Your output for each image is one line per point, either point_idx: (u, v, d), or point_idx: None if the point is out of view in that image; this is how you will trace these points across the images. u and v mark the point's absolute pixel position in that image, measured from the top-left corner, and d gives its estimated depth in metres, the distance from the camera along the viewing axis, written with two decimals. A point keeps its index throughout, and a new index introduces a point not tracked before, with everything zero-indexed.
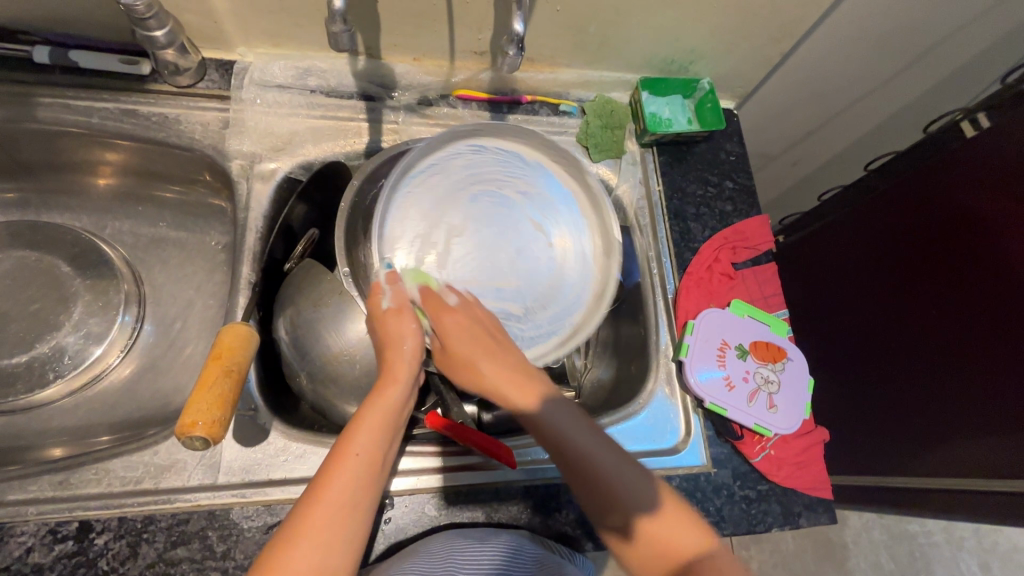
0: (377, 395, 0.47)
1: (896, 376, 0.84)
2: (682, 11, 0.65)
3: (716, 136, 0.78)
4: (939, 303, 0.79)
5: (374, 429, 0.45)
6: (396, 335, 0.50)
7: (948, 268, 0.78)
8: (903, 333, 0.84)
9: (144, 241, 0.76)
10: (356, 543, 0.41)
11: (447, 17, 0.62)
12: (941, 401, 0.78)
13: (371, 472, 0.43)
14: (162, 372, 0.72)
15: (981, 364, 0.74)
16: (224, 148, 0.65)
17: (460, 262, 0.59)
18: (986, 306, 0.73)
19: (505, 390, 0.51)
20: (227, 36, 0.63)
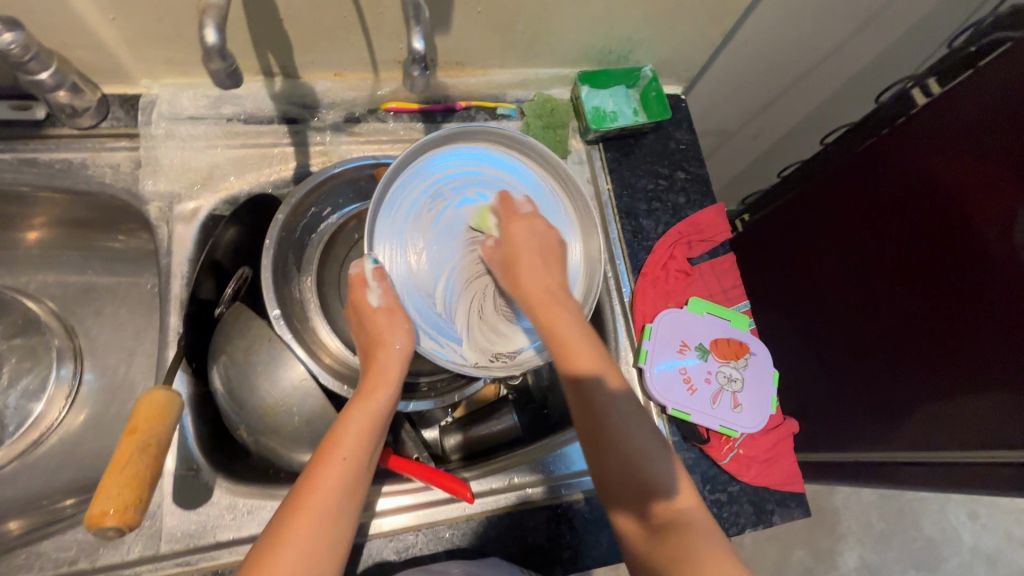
0: (366, 397, 0.50)
1: (876, 351, 0.82)
2: (611, 1, 0.61)
3: (664, 125, 0.75)
4: (912, 272, 0.77)
5: (361, 430, 0.48)
6: (387, 335, 0.52)
7: (918, 237, 0.76)
8: (878, 306, 0.81)
9: (74, 292, 0.72)
10: (342, 539, 0.45)
11: (360, 29, 0.58)
12: (924, 373, 0.76)
13: (357, 472, 0.47)
14: (108, 428, 0.69)
15: (961, 330, 0.72)
16: (138, 190, 0.61)
17: (449, 265, 0.56)
18: (962, 272, 0.71)
19: (573, 348, 0.50)
20: (126, 69, 0.59)
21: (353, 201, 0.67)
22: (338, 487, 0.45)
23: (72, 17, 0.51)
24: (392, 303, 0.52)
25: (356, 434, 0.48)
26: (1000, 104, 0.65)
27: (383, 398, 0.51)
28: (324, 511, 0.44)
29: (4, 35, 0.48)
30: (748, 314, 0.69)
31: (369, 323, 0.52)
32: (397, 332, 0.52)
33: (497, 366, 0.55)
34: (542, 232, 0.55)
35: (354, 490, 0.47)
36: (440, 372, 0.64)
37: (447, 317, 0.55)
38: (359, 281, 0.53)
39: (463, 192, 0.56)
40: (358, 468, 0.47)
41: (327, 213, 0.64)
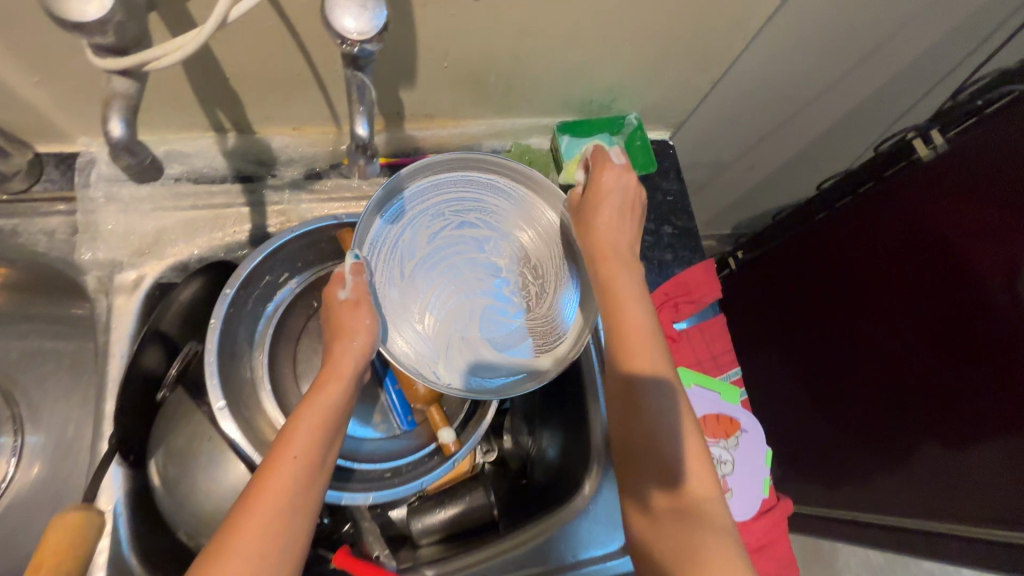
0: (319, 394, 0.45)
1: (878, 403, 0.79)
2: (590, 52, 0.57)
3: (650, 175, 0.70)
4: (912, 326, 0.73)
5: (314, 430, 0.43)
6: (347, 328, 0.48)
7: (919, 291, 0.71)
8: (879, 358, 0.78)
9: (16, 356, 0.67)
10: (294, 552, 0.39)
11: (316, 85, 0.54)
12: (925, 432, 0.72)
13: (308, 478, 0.41)
14: (51, 505, 0.64)
15: (963, 393, 0.68)
16: (76, 259, 0.56)
17: (438, 282, 0.54)
18: (964, 332, 0.67)
19: (625, 307, 0.47)
20: (60, 128, 0.54)
21: (311, 266, 0.61)
22: (287, 498, 0.39)
23: None
24: (359, 296, 0.49)
25: (308, 433, 0.43)
26: (1012, 163, 0.60)
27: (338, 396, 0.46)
28: (270, 518, 0.38)
29: None
30: (737, 384, 0.65)
31: (333, 317, 0.48)
32: (359, 319, 0.48)
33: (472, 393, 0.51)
34: (630, 186, 0.54)
35: (306, 497, 0.41)
36: (406, 456, 0.59)
37: (433, 333, 0.52)
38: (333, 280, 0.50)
39: (456, 208, 0.55)
40: (312, 473, 0.42)
41: (284, 279, 0.59)
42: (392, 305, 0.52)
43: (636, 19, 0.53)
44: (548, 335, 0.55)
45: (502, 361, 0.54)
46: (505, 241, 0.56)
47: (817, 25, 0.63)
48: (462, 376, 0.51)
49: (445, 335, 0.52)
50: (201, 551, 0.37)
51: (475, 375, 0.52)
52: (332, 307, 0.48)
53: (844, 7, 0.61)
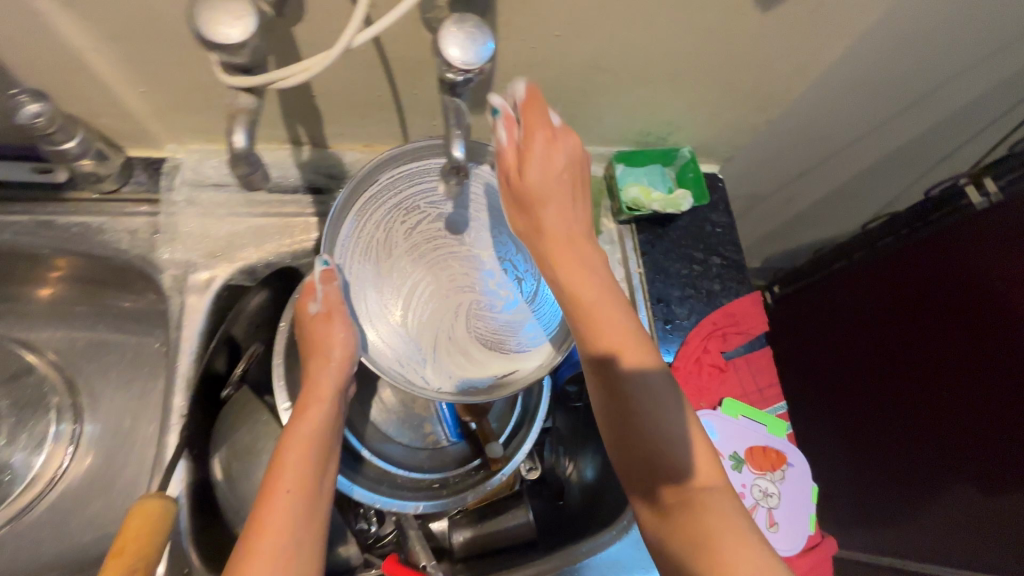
0: (302, 418, 0.48)
1: (912, 446, 0.80)
2: (654, 88, 0.59)
3: (700, 208, 0.72)
4: (953, 376, 0.73)
5: (303, 454, 0.46)
6: (323, 344, 0.51)
7: (960, 342, 0.71)
8: (916, 403, 0.78)
9: (81, 346, 0.70)
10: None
11: (395, 107, 0.56)
12: (960, 482, 0.73)
13: (307, 500, 0.44)
14: (105, 494, 0.66)
15: (1000, 448, 0.68)
16: (154, 257, 0.59)
17: (416, 283, 0.55)
18: (1006, 388, 0.67)
19: (591, 303, 0.43)
20: (152, 135, 0.57)
21: None
22: (289, 521, 0.42)
23: (102, 89, 0.50)
24: (331, 310, 0.50)
25: (300, 460, 0.45)
26: None
27: (321, 415, 0.49)
28: (273, 551, 0.41)
29: (31, 108, 0.46)
30: (784, 417, 0.64)
31: (309, 331, 0.51)
32: (331, 337, 0.50)
33: (462, 393, 0.51)
34: (572, 147, 0.47)
35: (309, 521, 0.44)
36: (452, 469, 0.59)
37: (413, 336, 0.53)
38: (301, 296, 0.52)
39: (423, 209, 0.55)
40: (309, 498, 0.44)
41: None
42: (368, 312, 0.53)
43: (703, 60, 0.56)
44: (532, 326, 0.56)
45: (488, 357, 0.54)
46: (480, 234, 0.57)
47: (873, 73, 0.65)
48: (449, 382, 0.52)
49: (423, 336, 0.53)
50: None
51: (460, 374, 0.53)
52: (308, 321, 0.51)
53: (901, 57, 0.63)
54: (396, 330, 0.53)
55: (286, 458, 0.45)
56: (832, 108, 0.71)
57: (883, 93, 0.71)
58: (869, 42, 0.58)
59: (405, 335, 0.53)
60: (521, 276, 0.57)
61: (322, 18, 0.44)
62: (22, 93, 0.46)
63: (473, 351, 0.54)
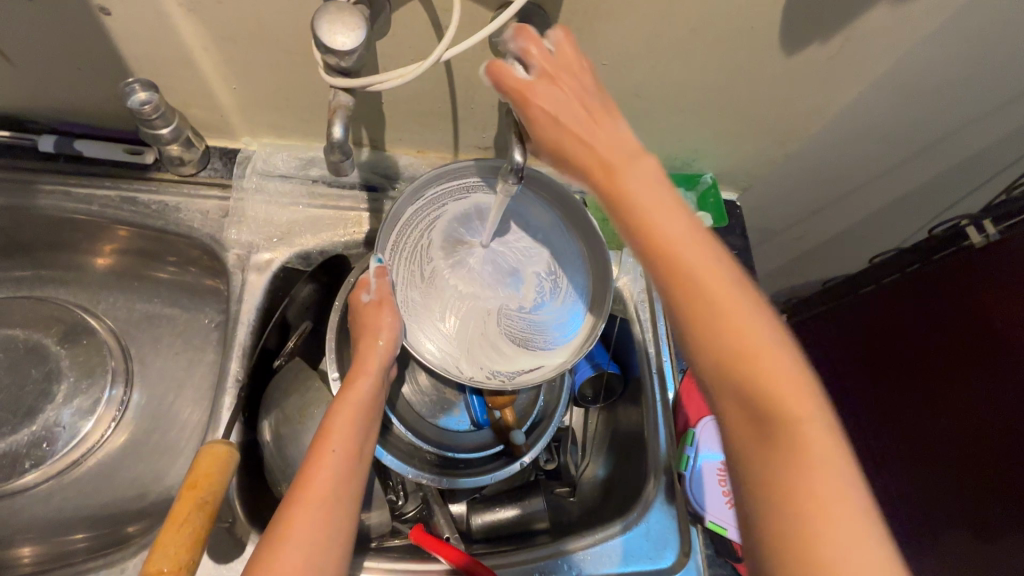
0: (350, 390, 0.51)
1: (913, 487, 0.78)
2: (684, 117, 0.66)
3: (719, 230, 0.77)
4: (959, 415, 0.73)
5: (350, 421, 0.48)
6: (375, 327, 0.53)
7: (966, 380, 0.72)
8: (920, 441, 0.78)
9: (136, 317, 0.75)
10: (342, 534, 0.43)
11: (451, 118, 0.63)
12: (958, 524, 0.71)
13: (349, 463, 0.46)
14: (145, 457, 0.69)
15: (1002, 474, 0.66)
16: (222, 237, 0.65)
17: (457, 285, 0.59)
18: (1006, 428, 0.66)
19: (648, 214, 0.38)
20: (232, 128, 0.64)
21: None
22: (333, 479, 0.44)
23: (200, 84, 0.57)
24: (384, 296, 0.54)
25: (346, 425, 0.48)
26: None
27: (368, 388, 0.51)
28: (316, 504, 0.43)
29: (141, 95, 0.53)
30: None
31: (360, 315, 0.54)
32: (382, 319, 0.53)
33: (493, 382, 0.55)
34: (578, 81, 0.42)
35: (349, 482, 0.45)
36: (474, 453, 0.64)
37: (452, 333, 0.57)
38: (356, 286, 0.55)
39: (466, 221, 0.60)
40: (350, 461, 0.46)
41: None
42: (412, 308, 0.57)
43: (729, 95, 0.62)
44: (561, 328, 0.59)
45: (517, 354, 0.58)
46: (517, 243, 0.61)
47: (882, 117, 0.71)
48: (485, 375, 0.56)
49: (462, 333, 0.57)
50: (263, 534, 0.42)
51: (495, 369, 0.57)
52: (359, 307, 0.54)
53: (908, 105, 0.69)
54: (437, 327, 0.57)
55: (335, 422, 0.48)
56: (845, 148, 0.77)
57: (892, 139, 0.77)
58: (879, 88, 0.65)
59: (445, 332, 0.57)
60: (555, 283, 0.61)
61: (405, 37, 0.50)
62: (136, 83, 0.53)
63: (507, 348, 0.58)
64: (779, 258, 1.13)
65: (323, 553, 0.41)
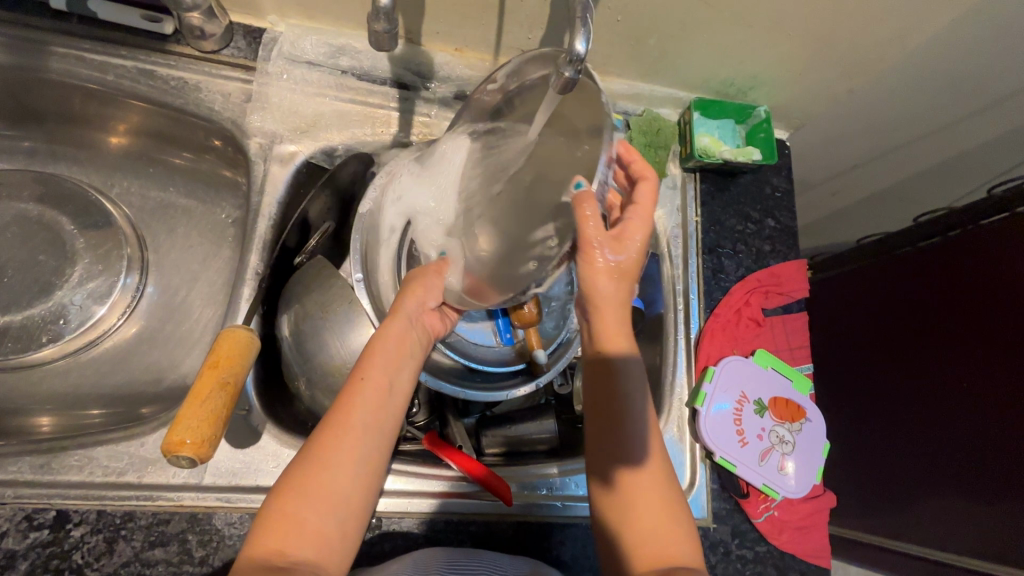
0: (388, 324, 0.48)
1: (905, 444, 0.74)
2: (752, 35, 0.60)
3: (765, 169, 0.73)
4: (964, 375, 0.69)
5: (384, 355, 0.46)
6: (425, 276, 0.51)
7: (977, 338, 0.68)
8: (909, 393, 0.75)
9: (152, 205, 0.72)
10: (374, 463, 0.43)
11: (497, 12, 0.57)
12: (951, 482, 0.69)
13: (383, 396, 0.45)
14: (159, 345, 0.69)
15: (1000, 441, 0.65)
16: (244, 123, 0.61)
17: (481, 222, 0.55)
18: (1012, 385, 0.64)
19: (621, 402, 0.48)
20: (258, 2, 0.59)
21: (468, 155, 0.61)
22: (365, 415, 0.43)
23: None
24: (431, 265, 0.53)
25: (383, 356, 0.46)
26: None
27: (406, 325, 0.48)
28: (347, 437, 0.42)
29: None
30: (810, 378, 0.68)
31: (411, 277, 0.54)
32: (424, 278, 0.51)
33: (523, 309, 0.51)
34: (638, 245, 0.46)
35: (384, 414, 0.44)
36: (498, 367, 0.63)
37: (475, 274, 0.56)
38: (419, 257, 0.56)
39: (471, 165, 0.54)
40: (383, 395, 0.45)
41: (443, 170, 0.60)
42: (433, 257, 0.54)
43: (807, 11, 0.56)
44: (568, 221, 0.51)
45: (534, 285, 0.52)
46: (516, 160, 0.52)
47: (968, 59, 0.65)
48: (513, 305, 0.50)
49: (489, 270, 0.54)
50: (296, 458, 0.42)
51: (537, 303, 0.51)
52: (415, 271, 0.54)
53: (998, 46, 0.63)
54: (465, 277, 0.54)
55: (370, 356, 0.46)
56: (916, 93, 0.71)
57: (969, 88, 0.71)
58: (973, 20, 0.58)
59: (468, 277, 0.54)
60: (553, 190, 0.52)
61: None
62: None
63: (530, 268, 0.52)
64: (812, 213, 1.09)
65: (356, 480, 0.41)
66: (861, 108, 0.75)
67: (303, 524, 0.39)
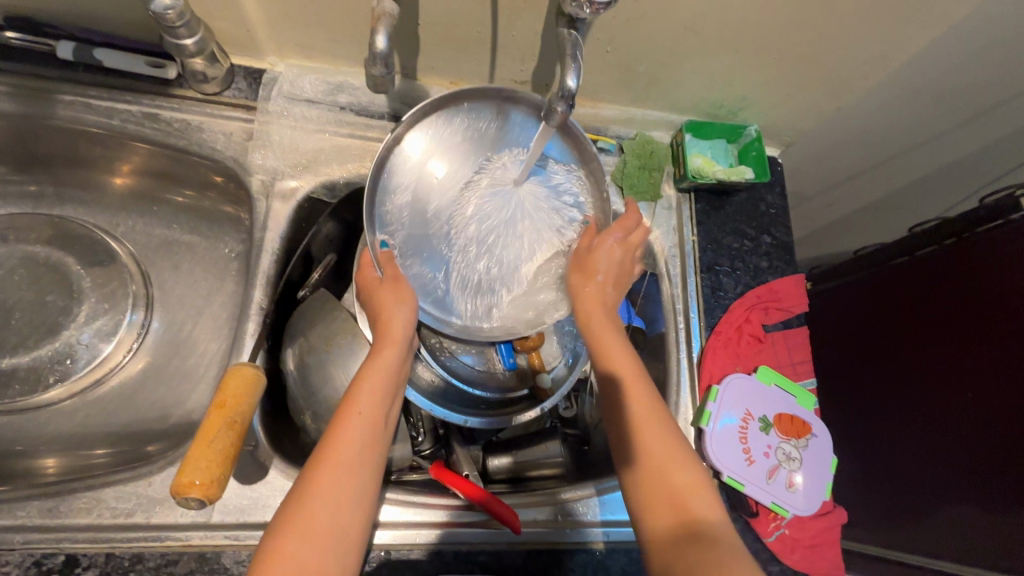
0: (375, 358, 0.48)
1: (915, 456, 0.74)
2: (739, 58, 0.61)
3: (759, 186, 0.74)
4: (971, 383, 0.69)
5: (376, 387, 0.46)
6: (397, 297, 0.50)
7: (982, 346, 0.68)
8: (914, 404, 0.75)
9: (157, 243, 0.74)
10: (368, 499, 0.42)
11: (489, 46, 0.59)
12: (965, 493, 0.68)
13: (376, 430, 0.44)
14: (165, 381, 0.69)
15: (1008, 450, 0.64)
16: (246, 161, 0.63)
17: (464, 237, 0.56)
18: (1014, 392, 0.64)
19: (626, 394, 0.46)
20: (259, 45, 0.60)
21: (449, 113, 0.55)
22: (358, 449, 0.42)
23: None
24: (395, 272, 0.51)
25: (374, 390, 0.46)
26: None
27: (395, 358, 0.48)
28: (342, 473, 0.41)
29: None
30: (814, 392, 0.68)
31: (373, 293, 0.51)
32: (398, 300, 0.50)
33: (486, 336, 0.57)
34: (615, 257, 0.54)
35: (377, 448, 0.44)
36: (501, 391, 0.63)
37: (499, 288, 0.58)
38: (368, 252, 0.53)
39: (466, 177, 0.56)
40: (375, 429, 0.44)
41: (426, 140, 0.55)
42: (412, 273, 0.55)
43: (791, 35, 0.58)
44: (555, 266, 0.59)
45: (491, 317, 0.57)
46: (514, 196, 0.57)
47: (950, 74, 0.66)
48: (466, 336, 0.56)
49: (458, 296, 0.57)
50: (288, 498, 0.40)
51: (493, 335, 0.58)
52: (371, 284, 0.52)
53: (979, 62, 0.64)
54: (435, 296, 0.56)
55: (361, 389, 0.45)
56: (904, 107, 0.72)
57: (955, 102, 0.72)
58: (953, 38, 0.60)
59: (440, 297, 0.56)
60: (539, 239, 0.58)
61: None
62: None
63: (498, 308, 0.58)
64: (809, 225, 1.10)
65: (353, 514, 0.40)
66: (850, 123, 0.76)
67: (300, 564, 0.37)
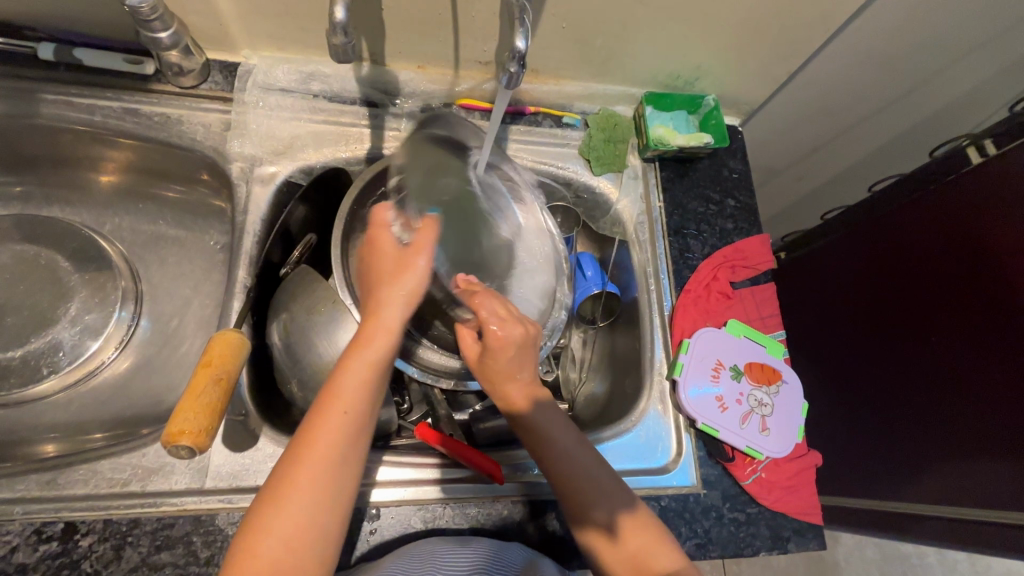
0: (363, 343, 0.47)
1: (893, 402, 0.76)
2: (689, 28, 0.65)
3: (720, 153, 0.77)
4: (943, 331, 0.71)
5: (362, 379, 0.46)
6: (395, 275, 0.49)
7: (953, 298, 0.70)
8: (888, 352, 0.78)
9: (144, 238, 0.76)
10: (343, 491, 0.43)
11: (451, 27, 0.62)
12: (941, 432, 0.70)
13: (357, 425, 0.44)
14: (156, 370, 0.71)
15: (976, 383, 0.67)
16: (224, 149, 0.65)
17: None
18: (978, 328, 0.67)
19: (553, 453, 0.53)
20: (232, 39, 0.63)
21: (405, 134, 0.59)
22: (338, 444, 0.43)
23: None
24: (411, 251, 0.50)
25: (359, 381, 0.45)
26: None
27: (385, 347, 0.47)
28: (319, 468, 0.42)
29: None
30: (783, 343, 0.71)
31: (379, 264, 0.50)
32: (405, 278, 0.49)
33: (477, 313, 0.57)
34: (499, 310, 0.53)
35: (356, 440, 0.44)
36: None
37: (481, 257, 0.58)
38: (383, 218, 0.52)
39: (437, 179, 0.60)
40: (357, 423, 0.44)
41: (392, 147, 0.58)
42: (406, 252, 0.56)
43: (735, 5, 0.61)
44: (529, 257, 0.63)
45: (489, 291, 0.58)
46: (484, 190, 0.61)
47: (892, 36, 0.70)
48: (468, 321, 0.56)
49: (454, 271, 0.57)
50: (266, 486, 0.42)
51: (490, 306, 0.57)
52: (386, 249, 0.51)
53: (917, 22, 0.68)
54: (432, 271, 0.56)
55: (345, 378, 0.45)
56: (852, 70, 0.76)
57: (901, 65, 0.76)
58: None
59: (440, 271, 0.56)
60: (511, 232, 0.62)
61: None
62: None
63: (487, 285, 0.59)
64: (779, 197, 1.13)
65: (330, 508, 0.42)
66: (803, 89, 0.80)
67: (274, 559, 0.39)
